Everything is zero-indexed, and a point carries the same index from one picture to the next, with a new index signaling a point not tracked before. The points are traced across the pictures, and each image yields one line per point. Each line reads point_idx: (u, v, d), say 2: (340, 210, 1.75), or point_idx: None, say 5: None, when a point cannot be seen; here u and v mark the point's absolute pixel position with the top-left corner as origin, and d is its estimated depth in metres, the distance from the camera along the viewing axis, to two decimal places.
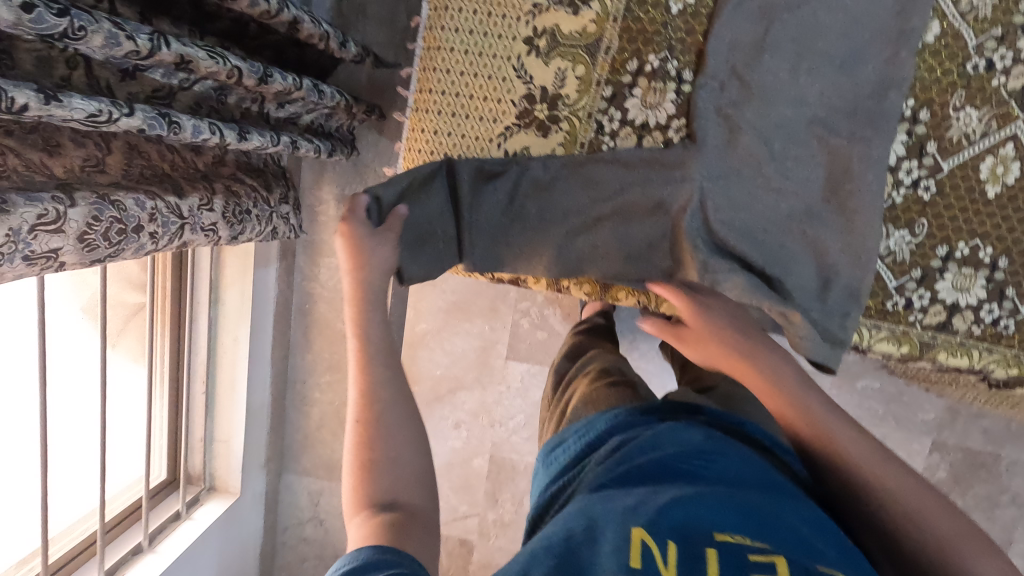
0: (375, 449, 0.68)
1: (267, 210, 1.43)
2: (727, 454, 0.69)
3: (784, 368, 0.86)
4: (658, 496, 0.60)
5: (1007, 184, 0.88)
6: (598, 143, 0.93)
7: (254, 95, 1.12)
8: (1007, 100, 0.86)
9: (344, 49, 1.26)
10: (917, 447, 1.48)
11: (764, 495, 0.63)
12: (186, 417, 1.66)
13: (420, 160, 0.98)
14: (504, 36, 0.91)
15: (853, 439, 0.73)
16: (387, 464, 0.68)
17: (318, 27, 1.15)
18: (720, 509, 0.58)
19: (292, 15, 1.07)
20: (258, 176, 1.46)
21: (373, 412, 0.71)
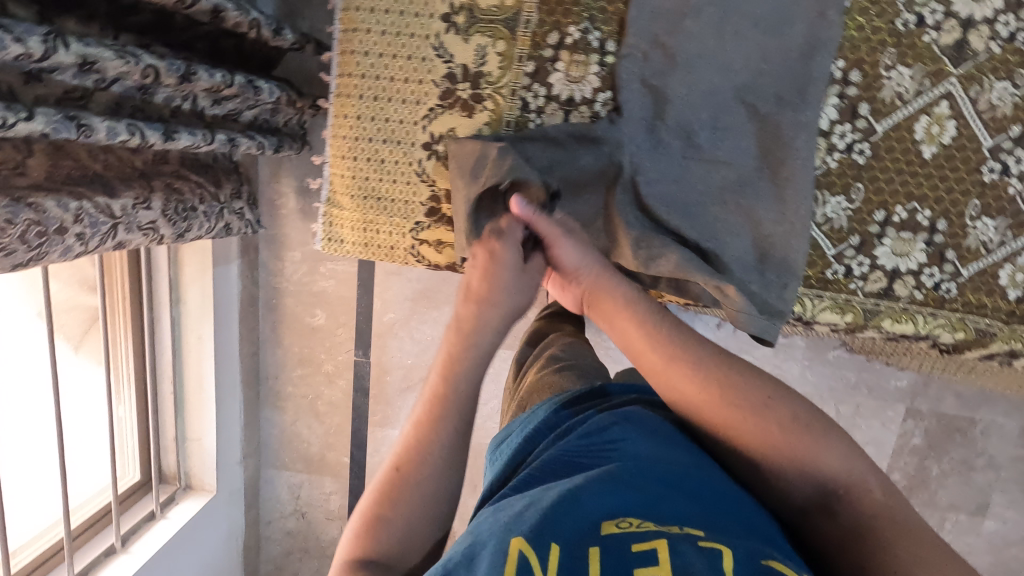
0: (394, 509, 0.60)
1: (216, 207, 1.38)
2: (627, 438, 0.66)
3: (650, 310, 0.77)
4: (546, 496, 0.57)
5: (944, 143, 0.86)
6: (524, 121, 0.90)
7: (184, 92, 1.08)
8: (939, 57, 0.83)
9: (279, 37, 1.23)
10: (892, 414, 1.46)
11: (656, 476, 0.61)
12: (156, 418, 1.62)
13: (346, 147, 0.95)
14: (421, 14, 0.88)
15: (742, 394, 0.69)
16: (401, 525, 0.60)
17: (245, 16, 1.12)
18: (613, 503, 0.56)
19: (213, 5, 1.04)
20: (207, 172, 1.40)
21: (427, 472, 0.63)
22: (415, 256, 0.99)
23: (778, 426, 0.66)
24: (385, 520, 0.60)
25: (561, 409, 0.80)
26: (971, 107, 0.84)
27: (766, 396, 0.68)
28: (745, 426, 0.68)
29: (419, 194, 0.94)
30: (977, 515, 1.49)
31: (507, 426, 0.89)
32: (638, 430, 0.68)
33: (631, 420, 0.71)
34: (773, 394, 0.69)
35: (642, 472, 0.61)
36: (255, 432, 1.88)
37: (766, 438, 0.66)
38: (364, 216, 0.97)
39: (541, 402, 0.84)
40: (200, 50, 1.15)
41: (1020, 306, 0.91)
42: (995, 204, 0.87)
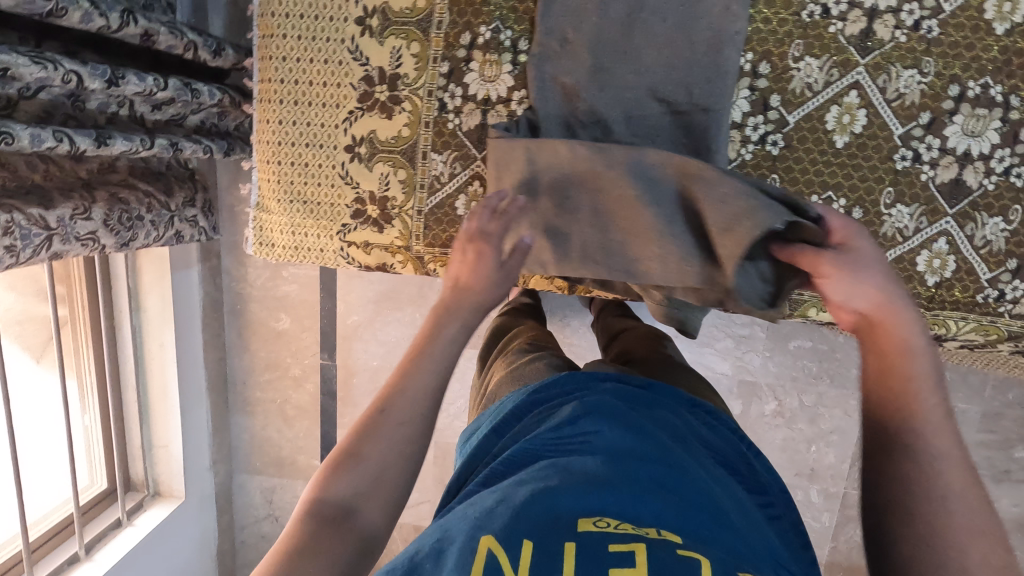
0: (369, 450, 0.62)
1: (165, 216, 1.30)
2: (600, 428, 0.63)
3: (925, 353, 0.61)
4: (519, 491, 0.54)
5: (855, 132, 0.87)
6: (443, 121, 0.91)
7: (118, 98, 1.07)
8: (845, 46, 0.84)
9: (218, 58, 1.21)
10: (854, 403, 1.41)
11: (633, 470, 0.57)
12: (120, 427, 1.58)
13: (271, 152, 0.95)
14: (335, 18, 0.89)
15: (953, 475, 0.53)
16: (369, 473, 0.61)
17: (180, 40, 1.11)
18: (589, 495, 0.53)
19: (143, 27, 1.03)
20: (158, 181, 1.32)
21: (405, 420, 0.63)
22: (345, 258, 0.99)
23: (967, 547, 0.49)
24: (355, 461, 0.61)
25: (537, 395, 0.75)
26: (879, 96, 0.86)
27: (975, 505, 0.51)
28: (914, 411, 0.58)
29: (345, 197, 0.95)
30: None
31: (477, 420, 0.83)
32: (613, 420, 0.65)
33: (612, 401, 0.70)
34: (985, 516, 0.51)
35: (619, 465, 0.58)
36: (226, 437, 1.81)
37: (940, 529, 0.51)
38: (292, 220, 0.98)
39: (514, 395, 0.79)
40: (143, 61, 1.13)
41: (941, 291, 0.91)
42: (909, 193, 0.88)
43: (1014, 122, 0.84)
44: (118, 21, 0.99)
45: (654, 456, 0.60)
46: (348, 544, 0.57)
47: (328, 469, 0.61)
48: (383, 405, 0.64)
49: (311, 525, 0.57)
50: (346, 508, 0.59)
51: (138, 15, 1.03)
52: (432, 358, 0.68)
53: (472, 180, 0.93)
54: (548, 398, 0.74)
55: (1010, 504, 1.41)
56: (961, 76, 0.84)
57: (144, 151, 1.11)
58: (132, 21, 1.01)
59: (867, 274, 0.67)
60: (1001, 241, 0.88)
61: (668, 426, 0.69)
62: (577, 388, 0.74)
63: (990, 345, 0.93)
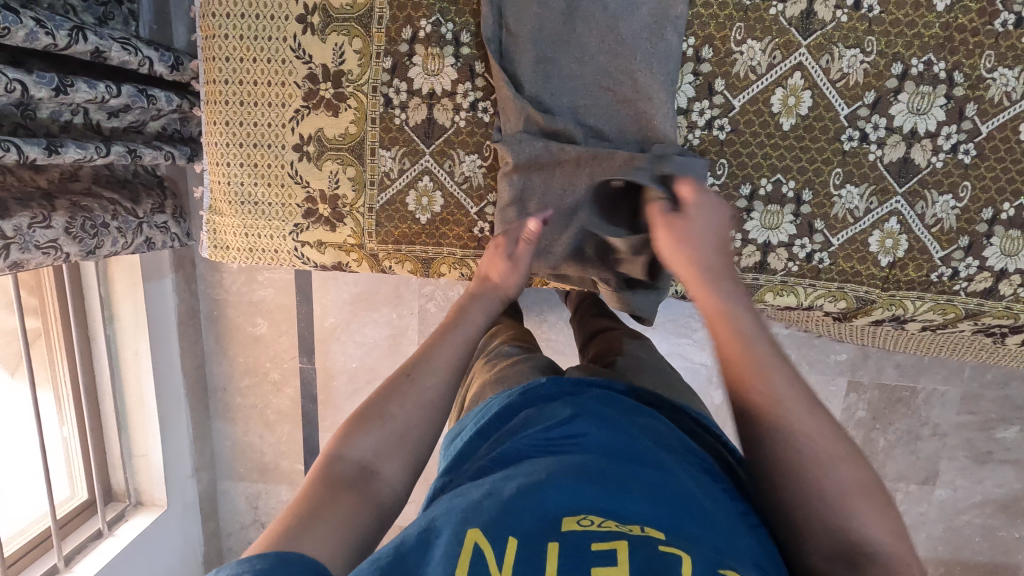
0: (390, 408, 0.65)
1: (134, 223, 1.18)
2: (590, 429, 0.61)
3: (740, 305, 0.67)
4: (506, 487, 0.53)
5: (801, 114, 0.87)
6: (389, 117, 0.91)
7: (71, 106, 0.99)
8: (787, 28, 0.84)
9: (178, 72, 1.13)
10: (835, 388, 1.40)
11: (625, 470, 0.56)
12: (98, 439, 1.54)
13: (220, 154, 0.95)
14: (276, 17, 0.89)
15: (805, 411, 0.58)
16: (392, 433, 0.64)
17: (134, 55, 1.03)
18: (575, 493, 0.52)
19: (94, 45, 0.95)
20: (123, 188, 1.20)
21: (434, 382, 0.68)
22: (300, 258, 0.99)
23: (832, 477, 0.55)
24: (382, 420, 0.64)
25: (528, 395, 0.69)
26: (823, 77, 0.85)
27: (826, 428, 0.58)
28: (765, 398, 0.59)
29: (296, 196, 0.95)
30: (926, 485, 1.42)
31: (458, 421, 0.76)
32: (607, 420, 0.63)
33: (610, 402, 0.67)
34: (839, 437, 0.57)
35: (606, 467, 0.56)
36: (208, 444, 1.76)
37: (811, 468, 0.55)
38: (243, 222, 0.97)
39: (499, 394, 0.73)
40: (97, 68, 1.04)
41: (895, 271, 0.91)
42: (858, 172, 0.88)
43: (958, 99, 0.84)
44: (65, 39, 0.90)
45: (643, 459, 0.58)
46: (366, 499, 0.59)
47: (352, 427, 0.64)
48: (408, 367, 0.70)
49: (325, 479, 0.59)
50: (367, 465, 0.62)
51: (87, 31, 0.95)
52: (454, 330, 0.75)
53: (423, 175, 0.93)
54: (536, 399, 0.68)
55: (996, 485, 1.40)
56: (904, 54, 0.84)
57: (100, 160, 1.02)
58: (81, 38, 0.93)
59: (706, 242, 0.74)
60: (952, 219, 0.88)
61: (666, 426, 0.67)
62: (566, 392, 0.69)
63: (950, 324, 0.93)
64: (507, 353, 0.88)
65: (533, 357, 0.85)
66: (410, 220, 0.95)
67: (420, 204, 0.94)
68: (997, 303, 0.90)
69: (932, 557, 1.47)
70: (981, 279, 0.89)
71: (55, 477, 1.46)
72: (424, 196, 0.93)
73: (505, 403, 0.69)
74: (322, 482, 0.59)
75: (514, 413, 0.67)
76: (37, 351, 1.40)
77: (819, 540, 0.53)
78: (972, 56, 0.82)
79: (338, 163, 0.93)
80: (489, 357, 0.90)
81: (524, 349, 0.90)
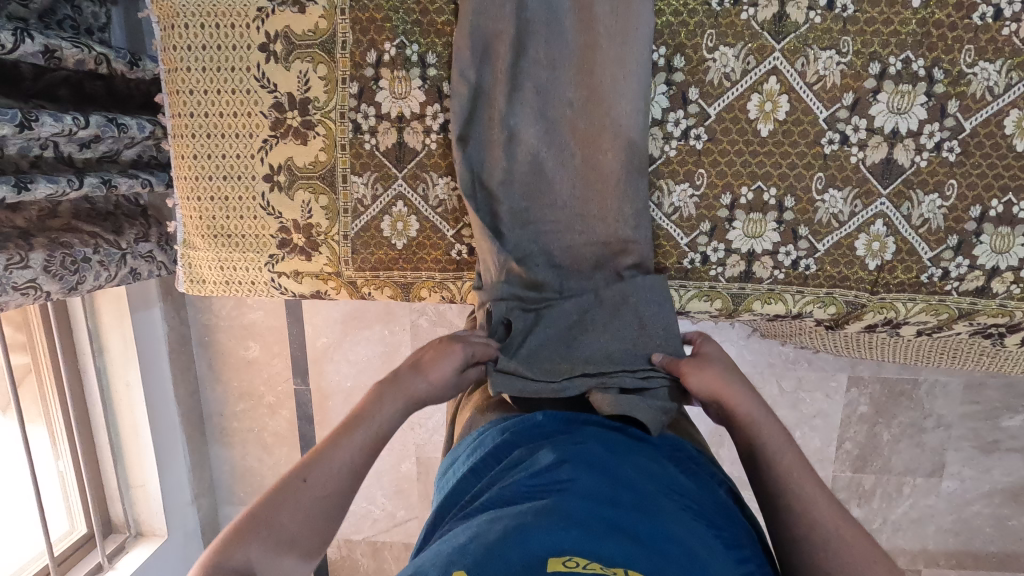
0: (288, 512, 0.62)
1: (117, 254, 1.15)
2: (578, 475, 0.58)
3: (766, 418, 0.69)
4: (491, 529, 0.52)
5: (779, 119, 0.85)
6: (359, 142, 0.89)
7: (40, 141, 0.95)
8: (759, 32, 0.82)
9: (137, 70, 1.05)
10: (835, 383, 1.38)
11: (606, 511, 0.54)
12: (94, 469, 1.47)
13: (190, 189, 0.93)
14: (238, 47, 0.87)
15: (834, 517, 0.61)
16: (281, 548, 0.60)
17: (87, 54, 0.96)
18: (556, 526, 0.51)
19: (42, 43, 0.88)
20: (104, 221, 1.18)
21: (338, 482, 0.65)
22: (277, 288, 0.97)
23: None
24: (275, 533, 0.61)
25: (520, 433, 0.67)
26: (800, 80, 0.83)
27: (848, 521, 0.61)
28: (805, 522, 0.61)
29: (269, 227, 0.93)
30: (932, 477, 1.40)
31: (453, 450, 0.75)
32: (592, 462, 0.61)
33: (598, 442, 0.65)
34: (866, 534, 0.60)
35: (593, 505, 0.54)
36: (207, 469, 1.67)
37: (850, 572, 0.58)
38: (217, 255, 0.95)
39: (489, 423, 0.73)
40: (62, 98, 1.00)
41: (884, 274, 0.89)
42: (840, 176, 0.86)
43: (939, 96, 0.82)
44: (9, 38, 0.84)
45: (629, 503, 0.56)
46: None
47: (239, 530, 0.60)
48: (318, 466, 0.65)
49: None
50: None
51: (32, 30, 0.87)
52: (374, 425, 0.70)
53: (396, 201, 0.91)
54: (529, 437, 0.67)
55: (1003, 474, 1.38)
56: (881, 53, 0.82)
57: (73, 193, 0.99)
58: (27, 38, 0.86)
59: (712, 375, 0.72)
60: (940, 219, 0.86)
61: (661, 466, 0.65)
62: (559, 430, 0.68)
63: (944, 326, 0.91)
64: None
65: None
66: (386, 246, 0.93)
67: (396, 230, 0.92)
68: (991, 302, 0.88)
69: (943, 549, 1.44)
70: (972, 278, 0.87)
71: (50, 510, 1.39)
72: (399, 222, 0.92)
73: (498, 441, 0.67)
74: None
75: (510, 452, 0.66)
76: (27, 387, 1.33)
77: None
78: (950, 51, 0.80)
79: (312, 191, 0.91)
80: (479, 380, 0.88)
81: None
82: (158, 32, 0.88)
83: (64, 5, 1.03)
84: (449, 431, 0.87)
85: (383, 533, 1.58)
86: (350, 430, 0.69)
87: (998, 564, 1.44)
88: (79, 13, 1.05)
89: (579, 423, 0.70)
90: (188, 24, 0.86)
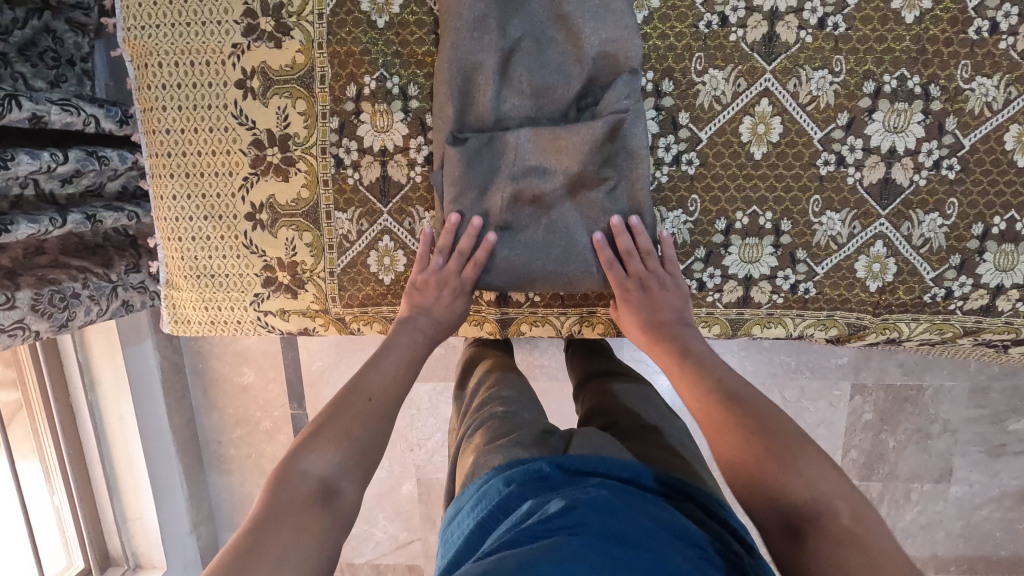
0: (349, 420, 0.67)
1: (106, 286, 1.10)
2: (589, 519, 0.56)
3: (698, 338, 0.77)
4: (502, 565, 0.50)
5: (772, 141, 0.82)
6: (342, 177, 0.87)
7: (19, 179, 0.91)
8: (749, 54, 0.80)
9: (127, 127, 1.01)
10: (840, 394, 1.35)
11: (618, 555, 0.52)
12: (90, 503, 1.41)
13: (171, 231, 0.90)
14: (214, 84, 0.85)
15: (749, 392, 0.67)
16: (352, 447, 0.65)
17: (76, 117, 0.90)
18: (569, 571, 0.49)
19: (30, 110, 0.83)
20: (93, 254, 1.12)
21: (383, 400, 0.71)
22: (264, 326, 0.94)
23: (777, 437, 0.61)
24: (341, 437, 0.65)
25: (527, 484, 0.65)
26: (792, 101, 0.81)
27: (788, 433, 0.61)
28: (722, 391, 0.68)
29: (253, 265, 0.91)
30: (942, 484, 1.37)
31: (456, 498, 0.72)
32: (601, 505, 0.58)
33: (609, 487, 0.63)
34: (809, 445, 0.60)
35: (606, 549, 0.52)
36: (205, 499, 1.61)
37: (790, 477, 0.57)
38: (201, 295, 0.93)
39: (494, 469, 0.70)
40: (44, 136, 0.97)
41: (885, 295, 0.86)
42: (837, 198, 0.83)
43: (936, 113, 0.79)
44: None
45: (638, 545, 0.54)
46: (331, 514, 0.58)
47: (307, 441, 0.63)
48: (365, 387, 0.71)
49: (287, 496, 0.58)
50: (329, 480, 0.61)
51: (22, 97, 0.82)
52: (404, 350, 0.78)
53: (382, 236, 0.88)
54: (535, 486, 0.65)
55: (1013, 478, 1.35)
56: (875, 71, 0.79)
57: (55, 231, 0.94)
58: (15, 106, 0.81)
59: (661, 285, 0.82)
60: (941, 237, 0.83)
61: (672, 512, 0.62)
62: (568, 481, 0.65)
63: (948, 342, 0.88)
64: (505, 416, 0.82)
65: (528, 425, 0.80)
66: (374, 281, 0.90)
67: (383, 265, 0.90)
68: (996, 319, 0.85)
69: (955, 556, 1.41)
70: (977, 296, 0.85)
71: (46, 549, 1.34)
72: (386, 256, 0.89)
73: (504, 493, 0.65)
74: (284, 499, 0.58)
75: (517, 503, 0.63)
76: (17, 425, 1.29)
77: (817, 557, 0.51)
78: (946, 67, 0.78)
79: (297, 228, 0.89)
80: (479, 414, 0.87)
81: (520, 411, 0.84)
82: (132, 72, 0.86)
83: (45, 36, 0.96)
84: (450, 471, 0.85)
85: (386, 558, 1.55)
86: (382, 358, 0.77)
87: (1011, 570, 1.41)
88: (61, 43, 0.98)
89: (591, 468, 0.67)
90: (161, 63, 0.84)
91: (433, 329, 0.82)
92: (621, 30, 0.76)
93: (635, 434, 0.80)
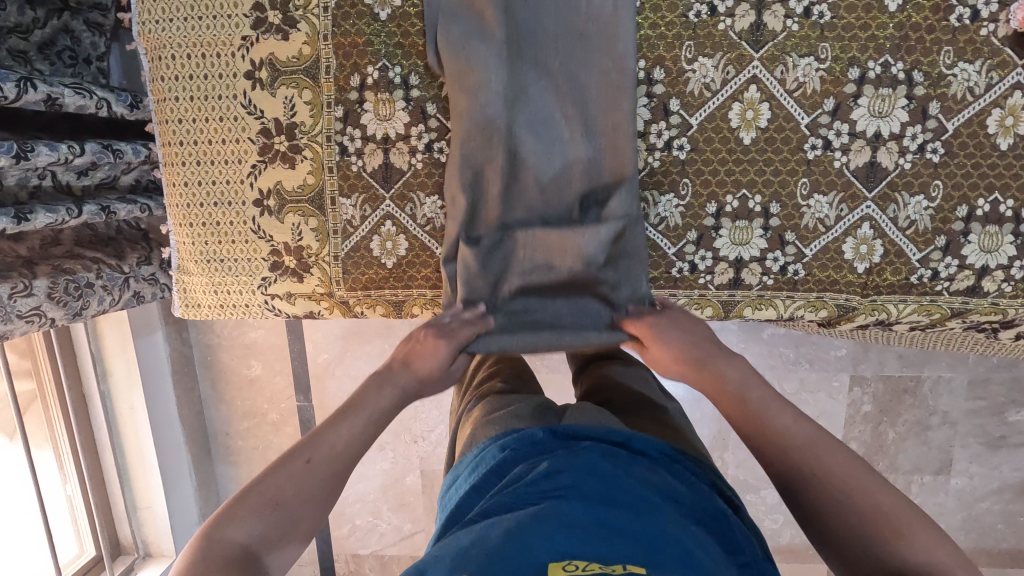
0: (290, 484, 0.64)
1: (119, 278, 1.13)
2: (576, 481, 0.59)
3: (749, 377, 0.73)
4: (491, 533, 0.53)
5: (761, 127, 0.85)
6: (346, 164, 0.90)
7: (38, 171, 0.95)
8: (737, 42, 0.83)
9: (137, 111, 1.05)
10: (838, 384, 1.37)
11: (603, 515, 0.54)
12: (102, 491, 1.45)
13: (183, 217, 0.94)
14: (224, 75, 0.88)
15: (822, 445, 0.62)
16: (280, 517, 0.62)
17: (88, 99, 0.94)
18: (554, 534, 0.52)
19: (45, 92, 0.87)
20: (106, 246, 1.15)
21: (331, 464, 0.67)
22: (271, 310, 0.98)
23: (866, 499, 0.58)
24: (270, 504, 0.62)
25: (520, 449, 0.67)
26: (779, 88, 0.84)
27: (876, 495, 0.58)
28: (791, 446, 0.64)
29: (260, 250, 0.94)
30: (941, 474, 1.38)
31: (455, 466, 0.75)
32: (589, 468, 0.61)
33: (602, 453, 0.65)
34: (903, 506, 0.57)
35: (591, 510, 0.55)
36: (213, 489, 1.65)
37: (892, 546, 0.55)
38: (211, 279, 0.97)
39: (490, 438, 0.73)
40: (62, 131, 1.01)
41: (873, 277, 0.89)
42: (825, 181, 0.86)
43: (920, 98, 0.82)
44: (13, 90, 0.82)
45: (623, 505, 0.56)
46: None
47: (238, 504, 0.61)
48: (313, 449, 0.67)
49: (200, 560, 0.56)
50: (246, 550, 0.58)
51: (36, 79, 0.86)
52: (368, 412, 0.73)
53: (385, 221, 0.92)
54: (529, 451, 0.67)
55: (1012, 469, 1.36)
56: (860, 58, 0.82)
57: (72, 221, 0.98)
58: (30, 87, 0.85)
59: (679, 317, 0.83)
60: (927, 220, 0.86)
61: (661, 474, 0.65)
62: (561, 445, 0.67)
63: (937, 324, 0.90)
64: (502, 392, 0.85)
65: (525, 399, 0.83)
66: (376, 265, 0.94)
67: (385, 249, 0.93)
68: (983, 301, 0.87)
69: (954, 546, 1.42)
70: (963, 278, 0.87)
71: (59, 534, 1.37)
72: (388, 241, 0.93)
73: (499, 457, 0.67)
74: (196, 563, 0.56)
75: (511, 467, 0.66)
76: (33, 413, 1.33)
77: None
78: (929, 53, 0.81)
79: (304, 214, 0.93)
80: (479, 390, 0.90)
81: (518, 389, 0.87)
82: (146, 63, 0.90)
83: (64, 35, 1.00)
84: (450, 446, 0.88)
85: (391, 547, 1.58)
86: (347, 415, 0.72)
87: (1011, 561, 1.42)
88: (79, 43, 1.02)
89: (583, 433, 0.69)
90: (175, 55, 0.88)
91: (408, 384, 0.78)
92: (620, 132, 0.82)
93: (629, 409, 0.82)
